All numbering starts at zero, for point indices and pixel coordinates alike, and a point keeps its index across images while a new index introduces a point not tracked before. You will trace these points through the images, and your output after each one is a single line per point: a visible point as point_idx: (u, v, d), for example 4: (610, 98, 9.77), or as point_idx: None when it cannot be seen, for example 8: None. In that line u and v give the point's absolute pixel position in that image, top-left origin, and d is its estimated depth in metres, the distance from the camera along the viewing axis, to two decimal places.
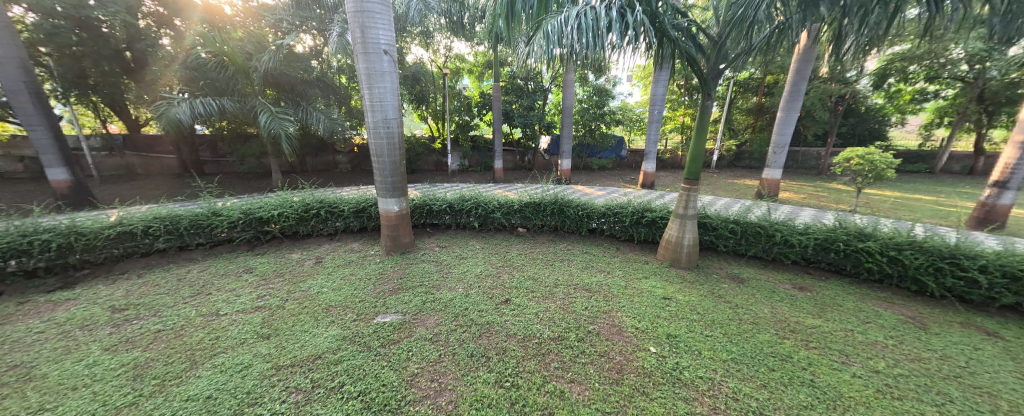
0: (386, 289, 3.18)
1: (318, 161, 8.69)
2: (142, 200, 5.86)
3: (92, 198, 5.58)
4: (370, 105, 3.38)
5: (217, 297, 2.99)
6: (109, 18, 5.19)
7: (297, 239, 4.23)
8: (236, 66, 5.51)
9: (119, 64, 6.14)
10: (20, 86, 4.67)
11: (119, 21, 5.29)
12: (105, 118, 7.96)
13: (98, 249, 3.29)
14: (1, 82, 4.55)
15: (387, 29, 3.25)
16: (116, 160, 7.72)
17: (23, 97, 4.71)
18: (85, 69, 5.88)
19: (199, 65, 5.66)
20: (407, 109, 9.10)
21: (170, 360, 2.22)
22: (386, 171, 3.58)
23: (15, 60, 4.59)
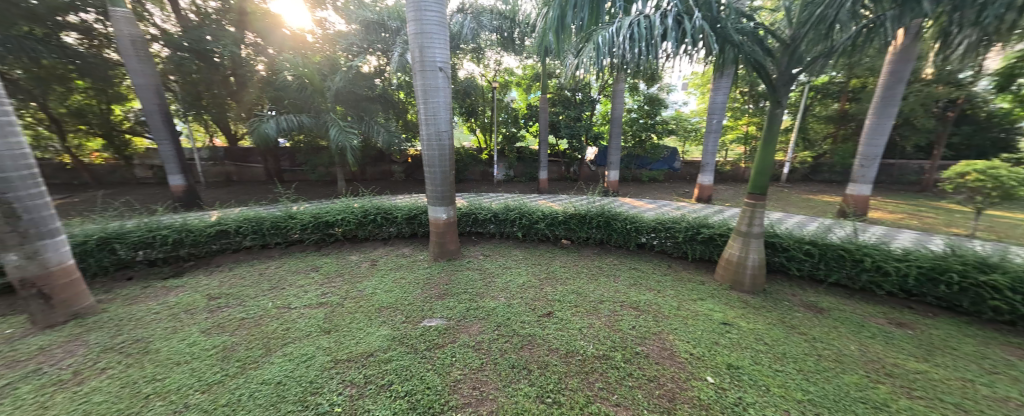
0: (433, 294, 3.31)
1: (376, 171, 9.43)
2: (236, 203, 6.82)
3: (199, 201, 6.59)
4: (425, 119, 3.60)
5: (289, 292, 3.35)
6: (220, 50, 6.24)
7: (356, 242, 4.60)
8: (313, 86, 6.25)
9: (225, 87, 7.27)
10: (155, 108, 5.74)
11: (227, 52, 6.33)
12: (212, 133, 9.48)
13: (202, 244, 3.88)
14: (142, 104, 5.63)
15: (443, 48, 3.46)
16: (219, 168, 9.11)
17: (156, 116, 5.77)
18: (200, 92, 7.10)
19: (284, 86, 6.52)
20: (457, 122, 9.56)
21: (250, 346, 2.52)
22: (436, 181, 3.77)
23: (152, 87, 5.66)
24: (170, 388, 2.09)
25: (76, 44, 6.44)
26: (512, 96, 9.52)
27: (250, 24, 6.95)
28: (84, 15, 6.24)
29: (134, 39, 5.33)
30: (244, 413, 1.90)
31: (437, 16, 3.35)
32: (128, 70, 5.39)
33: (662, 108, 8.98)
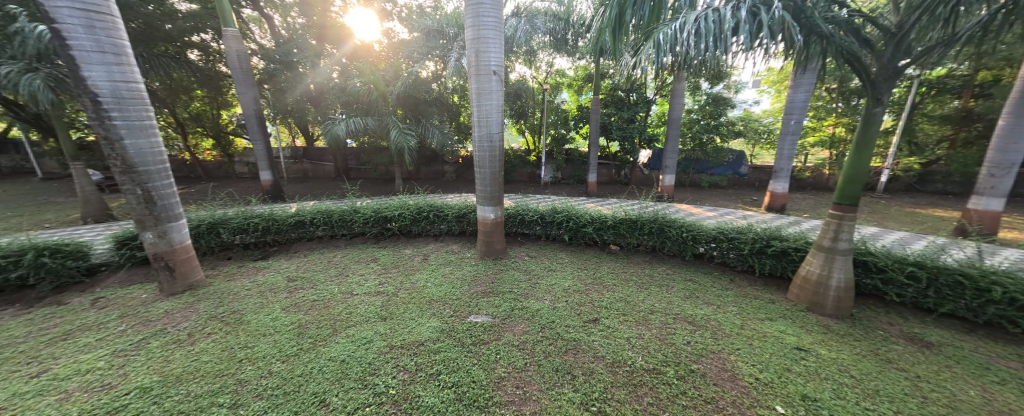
0: (479, 291, 3.41)
1: (429, 170, 9.96)
2: (311, 197, 7.66)
3: (282, 194, 7.49)
4: (478, 121, 3.72)
5: (352, 279, 3.68)
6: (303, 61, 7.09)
7: (410, 237, 4.90)
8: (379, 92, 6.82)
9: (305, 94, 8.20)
10: (253, 113, 6.64)
11: (309, 63, 7.16)
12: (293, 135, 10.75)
13: (283, 232, 4.42)
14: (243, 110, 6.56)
15: (498, 52, 3.55)
16: (297, 166, 10.31)
17: (252, 120, 6.68)
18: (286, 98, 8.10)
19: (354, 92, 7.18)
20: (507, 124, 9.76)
21: (320, 325, 2.82)
22: (486, 181, 3.87)
23: (251, 94, 6.56)
24: (257, 355, 2.42)
25: (197, 60, 7.75)
26: (562, 97, 9.47)
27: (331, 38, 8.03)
28: (204, 36, 7.48)
29: (240, 54, 6.23)
30: (316, 385, 2.13)
31: (494, 20, 3.45)
32: (235, 80, 6.31)
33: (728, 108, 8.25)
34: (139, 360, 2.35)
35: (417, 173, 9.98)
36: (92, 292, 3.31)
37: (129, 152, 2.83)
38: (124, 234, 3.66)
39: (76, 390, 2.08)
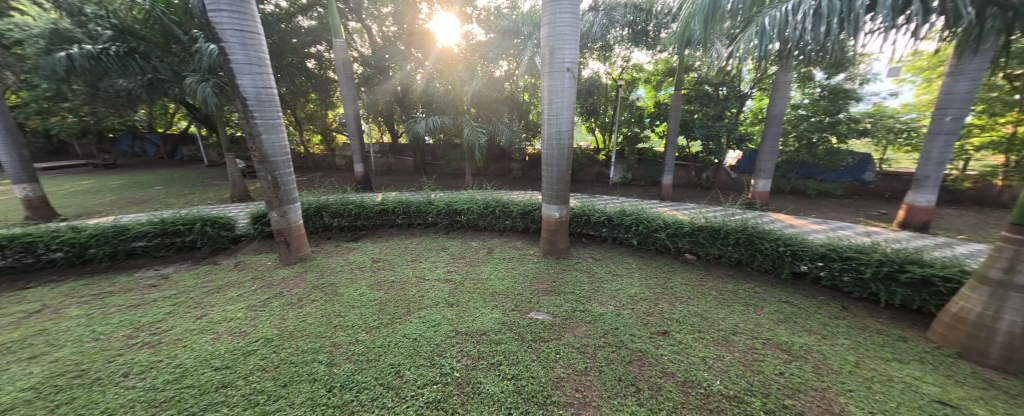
0: (540, 289, 3.42)
1: (497, 167, 10.30)
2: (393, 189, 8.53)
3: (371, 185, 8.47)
4: (548, 119, 3.71)
5: (425, 265, 4.00)
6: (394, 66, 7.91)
7: (477, 230, 5.13)
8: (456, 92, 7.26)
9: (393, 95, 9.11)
10: (351, 113, 7.59)
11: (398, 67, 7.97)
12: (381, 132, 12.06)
13: (370, 218, 4.99)
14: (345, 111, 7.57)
15: (573, 48, 3.48)
16: (383, 160, 11.56)
17: (350, 119, 7.66)
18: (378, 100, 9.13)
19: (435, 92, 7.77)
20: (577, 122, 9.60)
21: (396, 304, 3.13)
22: (552, 180, 3.84)
23: (352, 97, 7.52)
24: (348, 324, 2.79)
25: (314, 68, 9.20)
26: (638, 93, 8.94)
27: (415, 43, 8.75)
28: (319, 47, 8.85)
29: (345, 61, 7.18)
30: (393, 357, 2.37)
31: (571, 16, 3.39)
32: (340, 84, 7.29)
33: (851, 101, 6.90)
34: (264, 315, 2.89)
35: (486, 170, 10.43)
36: (235, 256, 4.16)
37: (264, 145, 3.49)
38: (256, 212, 4.50)
39: (224, 333, 2.64)
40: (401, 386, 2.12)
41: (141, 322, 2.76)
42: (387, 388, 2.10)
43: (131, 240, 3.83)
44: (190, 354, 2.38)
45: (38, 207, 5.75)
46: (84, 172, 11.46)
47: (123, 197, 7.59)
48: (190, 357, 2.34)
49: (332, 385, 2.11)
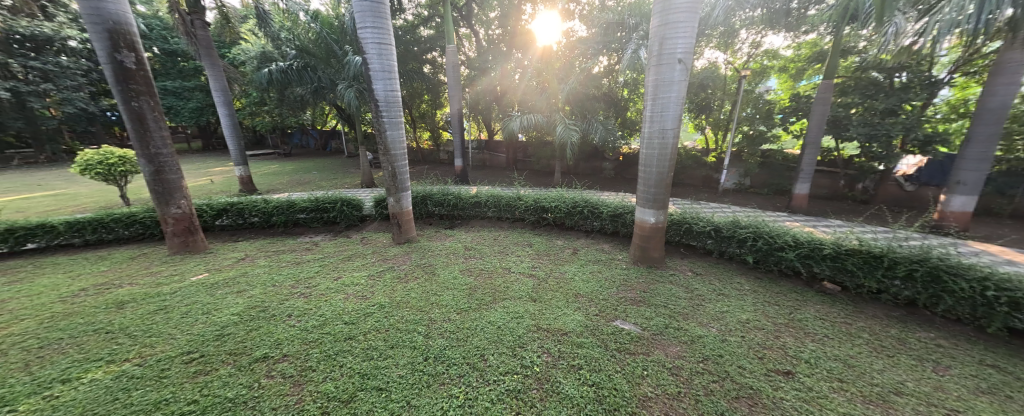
0: (627, 297, 3.20)
1: (588, 166, 10.03)
2: (487, 183, 9.09)
3: (467, 178, 9.18)
4: (650, 116, 3.36)
5: (510, 258, 4.15)
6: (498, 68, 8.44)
7: (563, 229, 5.08)
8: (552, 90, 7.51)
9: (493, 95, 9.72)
10: (456, 112, 8.33)
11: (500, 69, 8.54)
12: (479, 130, 12.99)
13: (465, 209, 5.42)
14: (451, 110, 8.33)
15: (688, 36, 3.04)
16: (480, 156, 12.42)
17: (455, 118, 8.40)
18: (479, 99, 9.85)
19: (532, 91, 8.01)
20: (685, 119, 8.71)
21: (483, 291, 3.33)
22: (650, 182, 3.50)
23: (458, 98, 8.24)
24: (443, 303, 3.09)
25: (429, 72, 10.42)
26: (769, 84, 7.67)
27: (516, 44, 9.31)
28: (434, 53, 10.01)
29: (454, 64, 7.88)
30: (479, 340, 2.54)
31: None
32: (449, 86, 8.05)
33: None
34: (379, 285, 3.42)
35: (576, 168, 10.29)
36: (361, 232, 5.03)
37: (389, 140, 4.11)
38: (377, 196, 5.34)
39: (351, 295, 3.22)
40: (485, 368, 2.26)
41: (300, 276, 3.57)
42: (473, 368, 2.26)
43: (296, 212, 4.99)
44: (329, 307, 2.98)
45: (246, 182, 7.77)
46: (270, 159, 15.38)
47: (291, 179, 9.91)
48: (329, 310, 2.93)
49: (427, 355, 2.36)
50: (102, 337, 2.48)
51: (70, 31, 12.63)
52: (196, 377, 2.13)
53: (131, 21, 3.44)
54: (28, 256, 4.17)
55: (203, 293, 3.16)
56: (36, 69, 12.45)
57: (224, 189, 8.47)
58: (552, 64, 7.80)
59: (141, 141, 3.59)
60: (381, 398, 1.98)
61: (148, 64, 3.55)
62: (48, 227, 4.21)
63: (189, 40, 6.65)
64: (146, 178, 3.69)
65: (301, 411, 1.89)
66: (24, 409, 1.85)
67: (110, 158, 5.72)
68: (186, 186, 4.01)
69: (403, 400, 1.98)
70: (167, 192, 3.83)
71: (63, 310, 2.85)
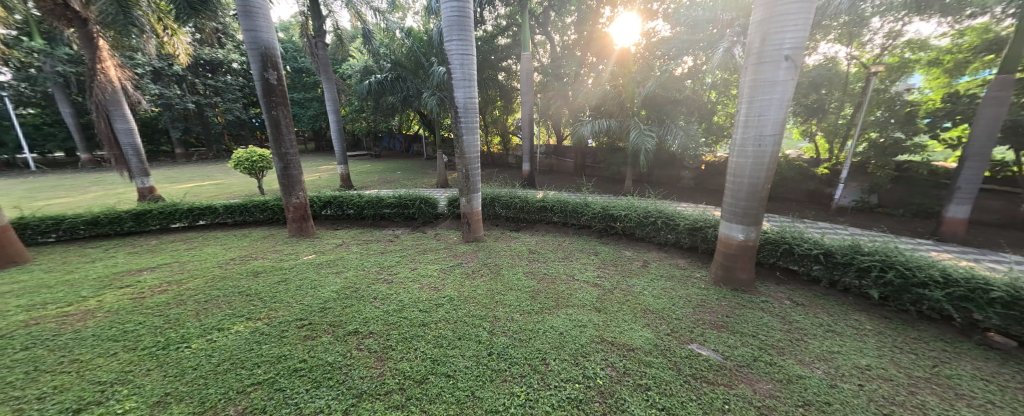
0: (705, 319, 2.87)
1: (662, 174, 9.39)
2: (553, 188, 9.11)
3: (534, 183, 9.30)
4: (745, 121, 2.97)
5: (574, 265, 4.08)
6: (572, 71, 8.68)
7: (632, 239, 4.82)
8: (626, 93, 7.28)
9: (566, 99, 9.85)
10: (526, 117, 8.50)
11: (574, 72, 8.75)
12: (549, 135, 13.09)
13: (532, 213, 5.50)
14: (523, 116, 8.52)
15: (800, 30, 2.62)
16: (547, 161, 12.47)
17: (526, 123, 8.57)
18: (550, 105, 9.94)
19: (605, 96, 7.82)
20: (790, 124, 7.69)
21: (547, 296, 3.31)
22: (740, 194, 3.09)
23: (529, 103, 8.40)
24: (507, 303, 3.17)
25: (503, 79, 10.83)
26: (911, 82, 6.13)
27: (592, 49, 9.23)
28: (509, 61, 10.40)
29: (528, 71, 8.07)
30: (540, 343, 2.53)
31: None
32: (522, 92, 8.26)
33: None
34: (449, 279, 3.64)
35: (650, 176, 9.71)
36: (435, 229, 5.42)
37: (466, 144, 4.38)
38: (451, 196, 5.71)
39: (425, 285, 3.49)
40: (548, 372, 2.24)
41: (384, 264, 4.00)
42: (535, 370, 2.26)
43: (382, 207, 5.61)
44: (407, 294, 3.27)
45: (345, 179, 8.96)
46: (362, 160, 17.58)
47: (379, 178, 11.17)
48: (407, 297, 3.22)
49: (491, 351, 2.44)
50: (243, 298, 3.11)
51: (234, 55, 16.16)
52: (305, 340, 2.53)
53: (276, 46, 4.24)
54: (198, 230, 5.43)
55: (311, 271, 3.74)
56: (212, 86, 16.23)
57: (329, 184, 9.94)
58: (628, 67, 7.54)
59: (276, 142, 4.41)
60: (450, 385, 2.11)
61: (286, 80, 4.35)
62: (211, 208, 5.43)
63: (313, 59, 8.05)
64: (278, 173, 4.52)
65: (383, 383, 2.11)
66: (195, 346, 2.41)
67: (252, 155, 7.14)
68: (304, 181, 4.80)
69: (469, 389, 2.09)
70: (291, 185, 4.65)
71: (218, 273, 3.63)
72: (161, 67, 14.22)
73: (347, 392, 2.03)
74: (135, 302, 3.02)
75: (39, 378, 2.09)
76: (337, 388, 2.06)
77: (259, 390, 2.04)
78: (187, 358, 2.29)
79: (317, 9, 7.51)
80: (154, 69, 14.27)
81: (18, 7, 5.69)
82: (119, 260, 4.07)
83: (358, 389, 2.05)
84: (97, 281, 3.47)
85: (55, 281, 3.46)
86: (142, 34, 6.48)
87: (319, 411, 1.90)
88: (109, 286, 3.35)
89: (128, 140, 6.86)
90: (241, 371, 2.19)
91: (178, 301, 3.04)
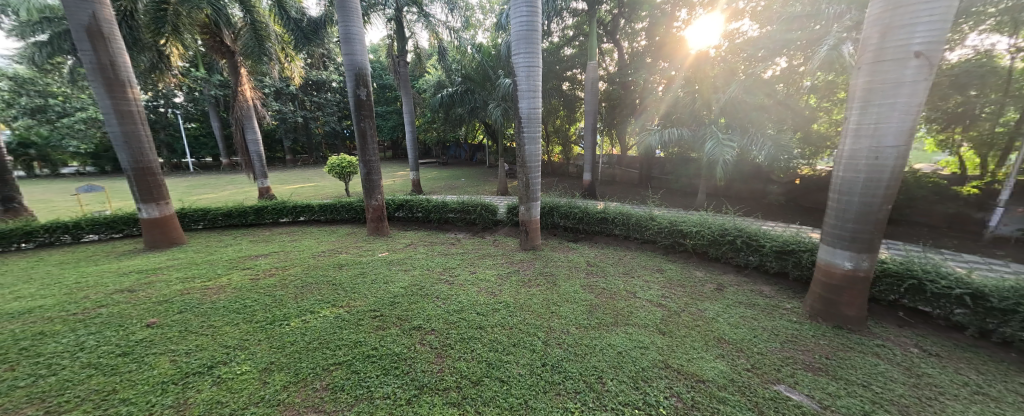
0: (796, 357, 2.46)
1: (744, 188, 8.43)
2: (615, 200, 8.77)
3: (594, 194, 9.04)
4: (856, 129, 2.53)
5: (636, 281, 3.85)
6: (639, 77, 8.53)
7: (704, 259, 4.39)
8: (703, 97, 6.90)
9: (632, 107, 9.49)
10: (589, 126, 8.37)
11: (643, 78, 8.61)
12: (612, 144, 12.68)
13: (591, 224, 5.36)
14: (586, 126, 8.40)
15: (937, 20, 2.15)
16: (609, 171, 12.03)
17: (588, 133, 8.43)
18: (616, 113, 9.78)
19: (676, 103, 7.39)
20: (921, 134, 6.47)
21: (605, 312, 3.16)
22: (848, 216, 2.62)
23: (593, 113, 8.26)
24: (563, 314, 3.10)
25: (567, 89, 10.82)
26: None
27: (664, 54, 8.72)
28: (575, 71, 10.37)
29: (593, 80, 7.97)
30: (596, 361, 2.42)
31: None
32: (585, 102, 8.16)
33: None
34: (506, 285, 3.71)
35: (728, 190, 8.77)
36: (494, 235, 5.58)
37: (527, 154, 4.47)
38: (510, 204, 5.83)
39: (483, 289, 3.60)
40: (604, 393, 2.13)
41: (446, 265, 4.24)
42: (590, 388, 2.17)
43: (447, 212, 5.98)
44: (466, 297, 3.41)
45: (416, 185, 9.72)
46: (431, 167, 18.97)
47: (445, 184, 11.93)
48: (466, 299, 3.37)
49: (546, 362, 2.41)
50: (330, 287, 3.54)
51: (334, 76, 18.85)
52: (376, 329, 2.78)
53: (367, 66, 4.82)
54: (298, 224, 6.37)
55: (383, 267, 4.11)
56: (315, 102, 19.08)
57: (402, 189, 10.92)
58: (705, 71, 7.03)
59: (363, 151, 4.99)
60: (504, 390, 2.13)
61: (373, 96, 4.91)
62: (309, 207, 6.35)
63: (395, 76, 9.02)
64: (362, 178, 5.11)
65: (442, 379, 2.21)
66: (293, 324, 2.82)
67: (342, 162, 8.17)
68: (383, 185, 5.33)
69: (522, 397, 2.08)
70: (371, 188, 5.20)
71: (311, 263, 4.20)
72: (280, 88, 17.22)
73: (410, 383, 2.17)
74: (253, 282, 3.64)
75: (188, 337, 2.63)
76: (402, 378, 2.21)
77: (339, 369, 2.29)
78: (287, 334, 2.68)
79: (401, 32, 8.38)
80: (275, 89, 17.37)
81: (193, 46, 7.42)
82: (242, 247, 4.96)
83: (420, 381, 2.18)
84: (227, 262, 4.26)
85: (199, 260, 4.35)
86: (270, 62, 7.89)
87: (387, 397, 2.06)
88: (234, 267, 4.10)
89: (254, 148, 8.30)
90: (326, 350, 2.48)
91: (283, 284, 3.59)
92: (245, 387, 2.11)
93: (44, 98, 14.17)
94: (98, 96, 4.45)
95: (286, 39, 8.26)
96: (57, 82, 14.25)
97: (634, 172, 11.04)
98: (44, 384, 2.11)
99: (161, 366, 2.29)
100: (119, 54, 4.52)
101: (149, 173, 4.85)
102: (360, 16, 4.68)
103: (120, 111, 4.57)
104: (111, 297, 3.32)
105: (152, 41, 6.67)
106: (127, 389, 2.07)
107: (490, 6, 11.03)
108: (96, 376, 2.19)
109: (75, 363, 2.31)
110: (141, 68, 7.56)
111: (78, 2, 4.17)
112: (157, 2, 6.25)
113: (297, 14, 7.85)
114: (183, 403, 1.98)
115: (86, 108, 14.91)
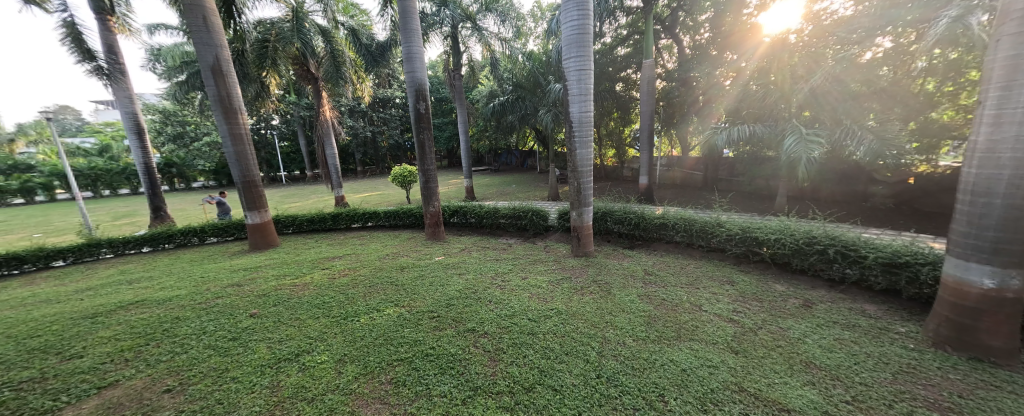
0: (916, 393, 2.02)
1: (839, 189, 7.28)
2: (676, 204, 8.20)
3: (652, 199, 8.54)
4: (995, 114, 2.05)
5: (701, 293, 3.53)
6: (701, 73, 7.98)
7: (786, 270, 3.88)
8: (780, 90, 6.19)
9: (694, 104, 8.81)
10: (645, 127, 7.95)
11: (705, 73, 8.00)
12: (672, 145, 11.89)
13: (648, 230, 5.07)
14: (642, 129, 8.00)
15: None
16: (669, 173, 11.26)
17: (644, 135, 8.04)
18: None
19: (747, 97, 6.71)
20: None
21: (666, 325, 2.94)
22: (990, 223, 2.11)
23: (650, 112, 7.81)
24: (618, 325, 2.96)
25: (621, 89, 10.49)
26: None
27: (734, 45, 7.89)
28: (628, 70, 9.99)
29: (649, 79, 7.58)
30: (655, 377, 2.26)
31: None
32: (641, 101, 7.77)
33: None
34: (557, 292, 3.65)
35: (815, 192, 7.65)
36: (545, 240, 5.56)
37: (578, 158, 4.40)
38: (561, 209, 5.76)
39: (534, 295, 3.59)
40: (667, 412, 1.98)
41: (499, 270, 4.33)
42: (651, 406, 2.02)
43: (499, 217, 6.11)
44: (518, 302, 3.44)
45: (469, 191, 10.09)
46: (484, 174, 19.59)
47: (497, 190, 12.21)
48: (518, 304, 3.39)
49: (600, 373, 2.31)
50: (393, 287, 3.84)
51: (397, 92, 20.63)
52: (434, 330, 2.93)
53: (426, 82, 5.18)
54: (366, 229, 7.03)
55: (440, 270, 4.33)
56: (381, 117, 21.01)
57: (457, 196, 11.43)
58: (782, 60, 6.23)
59: (422, 160, 5.35)
60: (556, 398, 2.10)
61: (431, 109, 5.26)
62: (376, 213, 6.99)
63: (451, 89, 9.59)
64: (421, 186, 5.48)
65: (495, 383, 2.25)
66: (362, 321, 3.09)
67: (404, 171, 8.83)
68: (439, 193, 5.64)
69: (575, 406, 2.03)
70: (429, 196, 5.54)
71: (377, 265, 4.59)
72: (352, 106, 19.32)
73: (466, 384, 2.24)
74: (330, 281, 4.10)
75: (280, 327, 3.03)
76: (458, 378, 2.30)
77: (401, 366, 2.45)
78: (357, 329, 2.96)
79: (457, 47, 8.89)
80: (349, 108, 19.56)
81: (286, 75, 8.70)
82: (322, 249, 5.61)
83: (474, 384, 2.24)
84: (310, 263, 4.86)
85: (289, 260, 5.02)
86: (345, 84, 8.76)
87: (444, 395, 2.15)
88: (316, 267, 4.65)
89: (332, 162, 9.32)
90: (390, 347, 2.68)
91: (353, 284, 3.97)
92: (324, 375, 2.36)
93: (182, 125, 17.75)
94: (218, 123, 5.40)
95: (358, 63, 9.27)
96: (190, 113, 17.74)
97: (698, 174, 10.19)
98: (178, 360, 2.60)
99: (260, 351, 2.67)
100: (233, 87, 5.46)
101: (251, 185, 5.73)
102: (420, 35, 5.04)
103: (233, 134, 5.49)
104: (225, 290, 3.98)
105: (258, 74, 7.99)
106: (235, 369, 2.46)
107: (541, 13, 11.22)
108: (214, 356, 2.64)
109: (200, 343, 2.82)
110: (249, 97, 9.06)
111: (206, 47, 5.15)
112: (262, 41, 7.80)
113: (368, 40, 8.87)
114: (276, 385, 2.27)
115: (209, 133, 18.29)
